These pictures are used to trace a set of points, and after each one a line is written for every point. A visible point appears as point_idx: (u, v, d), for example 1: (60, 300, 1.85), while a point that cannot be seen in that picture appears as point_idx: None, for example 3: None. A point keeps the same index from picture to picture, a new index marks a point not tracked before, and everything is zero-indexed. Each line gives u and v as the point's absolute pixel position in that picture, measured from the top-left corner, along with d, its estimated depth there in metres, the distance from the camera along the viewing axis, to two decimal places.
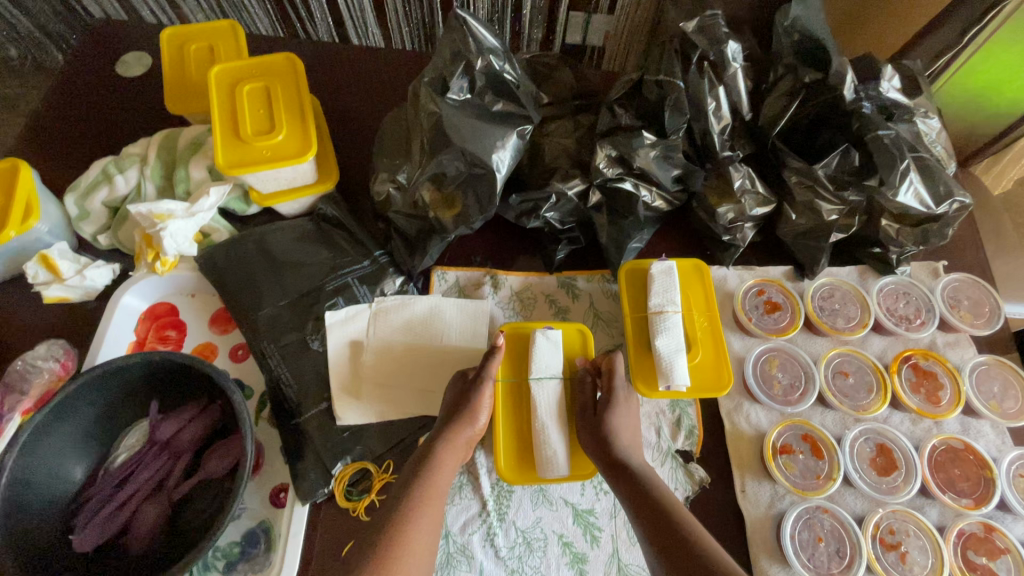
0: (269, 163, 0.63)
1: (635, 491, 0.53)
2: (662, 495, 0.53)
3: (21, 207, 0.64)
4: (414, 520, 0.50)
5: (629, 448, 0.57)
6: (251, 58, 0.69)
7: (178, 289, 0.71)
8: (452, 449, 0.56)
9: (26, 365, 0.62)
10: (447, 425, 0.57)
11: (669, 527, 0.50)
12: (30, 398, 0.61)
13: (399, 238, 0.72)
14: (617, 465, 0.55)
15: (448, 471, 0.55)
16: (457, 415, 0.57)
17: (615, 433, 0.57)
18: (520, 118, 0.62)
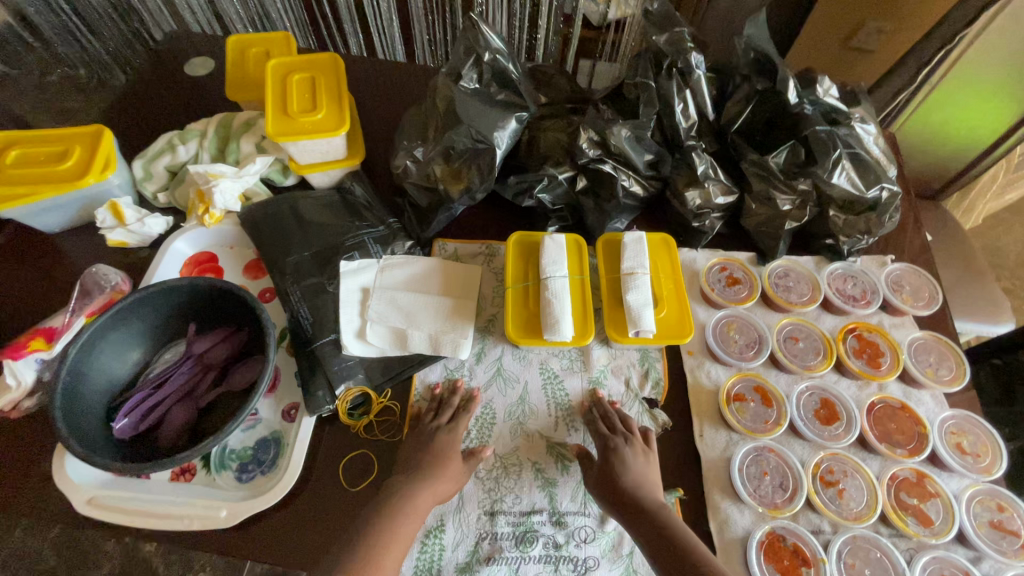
0: (308, 134, 0.76)
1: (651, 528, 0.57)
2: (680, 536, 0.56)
3: (101, 160, 0.77)
4: (391, 533, 0.56)
5: (642, 485, 0.61)
6: (301, 56, 0.84)
7: (220, 242, 0.82)
8: (438, 483, 0.61)
9: (96, 275, 0.72)
10: (422, 468, 0.62)
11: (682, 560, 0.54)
12: (95, 303, 0.70)
13: (412, 210, 0.83)
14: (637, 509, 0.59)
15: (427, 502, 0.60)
16: (433, 461, 0.63)
17: (632, 481, 0.61)
18: (519, 107, 0.75)
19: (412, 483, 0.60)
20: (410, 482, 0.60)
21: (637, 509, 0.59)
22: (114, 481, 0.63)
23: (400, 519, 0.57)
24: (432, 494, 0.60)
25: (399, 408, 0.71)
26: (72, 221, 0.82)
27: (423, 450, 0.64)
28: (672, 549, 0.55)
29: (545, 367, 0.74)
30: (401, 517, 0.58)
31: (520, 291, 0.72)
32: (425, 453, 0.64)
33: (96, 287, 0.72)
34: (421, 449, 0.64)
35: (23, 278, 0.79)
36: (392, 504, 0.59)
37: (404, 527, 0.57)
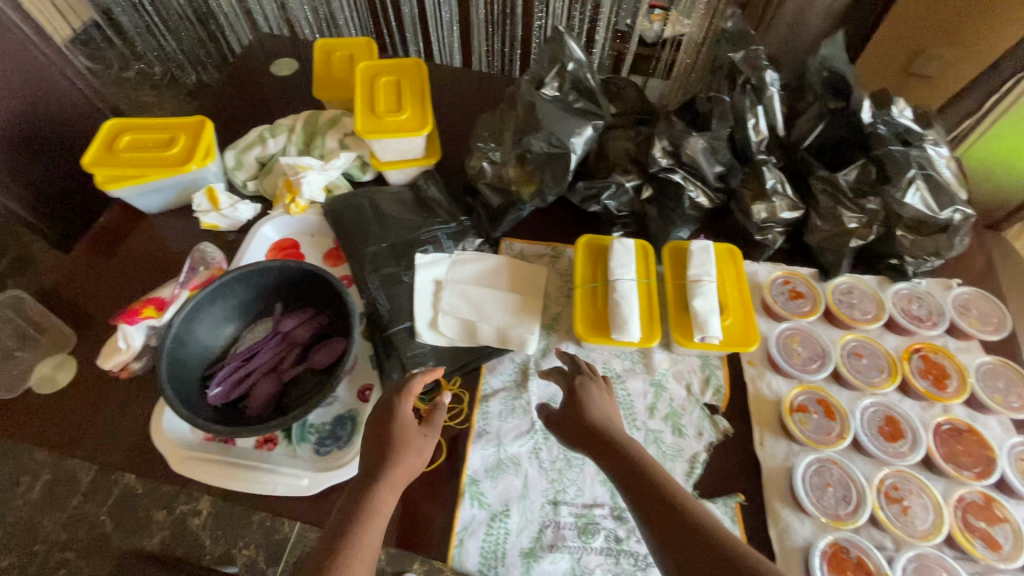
0: (394, 133, 0.81)
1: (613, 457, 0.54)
2: (644, 459, 0.53)
3: (204, 148, 0.83)
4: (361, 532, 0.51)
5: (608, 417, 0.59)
6: (387, 60, 0.89)
7: (302, 230, 0.87)
8: (400, 471, 0.55)
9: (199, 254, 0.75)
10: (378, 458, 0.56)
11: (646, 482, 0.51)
12: (198, 280, 0.73)
13: (483, 209, 0.87)
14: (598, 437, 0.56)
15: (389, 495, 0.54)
16: (388, 448, 0.56)
17: (595, 412, 0.59)
18: (596, 115, 0.78)
19: (370, 475, 0.55)
20: (376, 474, 0.54)
21: (599, 435, 0.56)
22: (202, 443, 0.68)
23: (365, 520, 0.51)
24: (392, 485, 0.54)
25: (467, 396, 0.73)
26: (169, 204, 0.89)
27: (379, 430, 0.58)
28: (636, 471, 0.52)
29: (608, 367, 0.76)
30: (362, 517, 0.52)
31: (588, 291, 0.74)
32: (379, 444, 0.57)
33: (201, 263, 0.75)
34: (378, 433, 0.58)
35: (124, 254, 0.86)
36: (353, 505, 0.53)
37: (370, 529, 0.52)
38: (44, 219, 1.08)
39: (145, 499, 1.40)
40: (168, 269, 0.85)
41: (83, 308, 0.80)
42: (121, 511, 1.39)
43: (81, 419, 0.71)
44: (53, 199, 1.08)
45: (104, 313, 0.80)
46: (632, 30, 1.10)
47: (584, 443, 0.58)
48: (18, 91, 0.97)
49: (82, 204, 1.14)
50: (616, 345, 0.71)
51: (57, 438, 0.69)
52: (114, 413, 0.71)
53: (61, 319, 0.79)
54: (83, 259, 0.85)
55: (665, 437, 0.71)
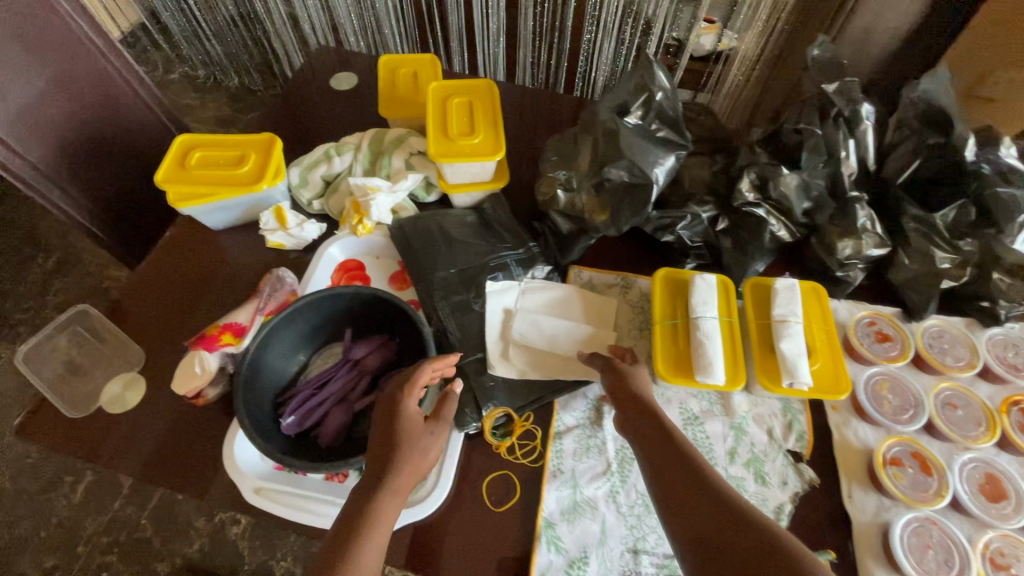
0: (468, 157, 0.79)
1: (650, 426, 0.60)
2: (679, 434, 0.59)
3: (275, 167, 0.83)
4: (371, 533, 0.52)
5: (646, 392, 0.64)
6: (458, 81, 0.87)
7: (367, 251, 0.86)
8: (412, 467, 0.57)
9: (275, 276, 0.74)
10: (390, 455, 0.57)
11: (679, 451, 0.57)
12: (273, 305, 0.73)
13: (552, 236, 0.85)
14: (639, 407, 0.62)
15: (398, 501, 0.55)
16: (398, 447, 0.57)
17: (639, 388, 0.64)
18: (678, 145, 0.75)
19: (381, 478, 0.55)
20: (387, 473, 0.55)
21: (641, 407, 0.62)
22: (274, 473, 0.67)
23: (372, 526, 0.52)
24: (398, 489, 0.55)
25: (540, 433, 0.71)
26: (235, 221, 0.89)
27: (388, 425, 0.59)
28: (671, 443, 0.58)
29: (684, 408, 0.73)
30: (371, 519, 0.52)
31: (668, 329, 0.72)
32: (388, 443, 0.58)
33: (277, 287, 0.74)
34: (388, 428, 0.59)
35: (190, 271, 0.85)
36: (360, 507, 0.53)
37: (377, 531, 0.52)
38: (105, 229, 1.08)
39: (185, 505, 1.40)
40: (235, 288, 0.84)
41: (151, 325, 0.80)
42: (163, 517, 1.39)
43: (152, 441, 0.70)
44: (114, 209, 1.08)
45: (172, 332, 0.79)
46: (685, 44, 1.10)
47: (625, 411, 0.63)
48: (87, 104, 0.98)
49: (141, 214, 1.15)
50: (699, 387, 0.68)
51: (130, 461, 0.69)
52: (186, 437, 0.70)
53: (130, 337, 0.79)
54: (150, 275, 0.85)
55: (748, 485, 0.68)
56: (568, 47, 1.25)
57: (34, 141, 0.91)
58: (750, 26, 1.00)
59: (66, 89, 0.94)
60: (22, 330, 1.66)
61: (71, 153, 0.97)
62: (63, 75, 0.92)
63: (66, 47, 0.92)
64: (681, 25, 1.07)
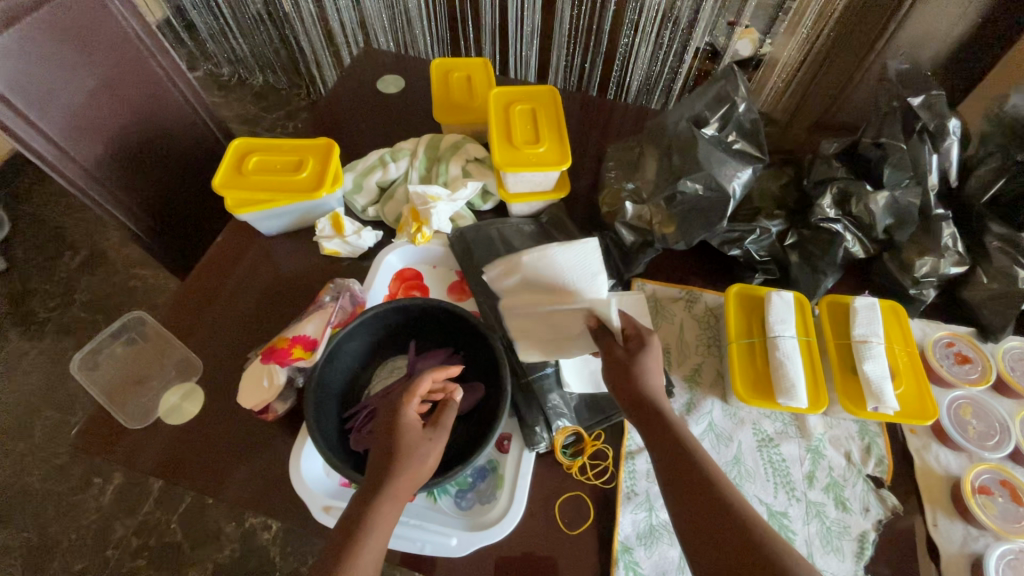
0: (534, 166, 0.77)
1: (659, 431, 0.55)
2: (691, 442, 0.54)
3: (333, 173, 0.81)
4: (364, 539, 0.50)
5: (656, 390, 0.58)
6: (521, 87, 0.86)
7: (424, 260, 0.85)
8: (409, 477, 0.53)
9: (340, 285, 0.73)
10: (386, 460, 0.54)
11: (690, 463, 0.52)
12: (338, 318, 0.71)
13: (615, 247, 0.83)
14: (646, 408, 0.57)
15: (395, 506, 0.52)
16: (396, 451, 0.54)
17: (649, 385, 0.58)
18: (755, 158, 0.73)
19: (376, 484, 0.53)
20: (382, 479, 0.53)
21: (650, 409, 0.56)
22: (340, 490, 0.66)
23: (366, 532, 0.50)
24: (396, 495, 0.52)
25: (611, 452, 0.69)
26: (288, 227, 0.87)
27: (386, 437, 0.56)
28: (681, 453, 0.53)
29: (758, 428, 0.71)
30: (363, 533, 0.50)
31: (744, 348, 0.70)
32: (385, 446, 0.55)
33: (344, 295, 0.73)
34: (386, 439, 0.56)
35: (244, 278, 0.83)
36: (356, 514, 0.51)
37: (369, 545, 0.50)
38: (148, 232, 1.07)
39: (216, 510, 1.39)
40: (289, 295, 0.82)
41: (207, 334, 0.78)
42: (192, 521, 1.37)
43: (211, 455, 0.68)
44: (157, 212, 1.07)
45: (229, 340, 0.78)
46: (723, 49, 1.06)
47: (634, 411, 0.58)
48: (134, 104, 0.96)
49: (182, 216, 1.13)
50: (779, 409, 0.66)
51: (192, 474, 0.67)
52: (248, 451, 0.68)
53: (187, 346, 0.77)
54: (204, 282, 0.83)
55: (829, 511, 0.66)
56: (604, 50, 1.22)
57: (84, 143, 0.89)
58: (791, 34, 0.99)
59: (115, 88, 0.92)
60: (50, 328, 1.65)
61: (118, 154, 0.95)
62: (111, 75, 0.90)
63: (116, 46, 0.90)
64: (718, 31, 1.04)
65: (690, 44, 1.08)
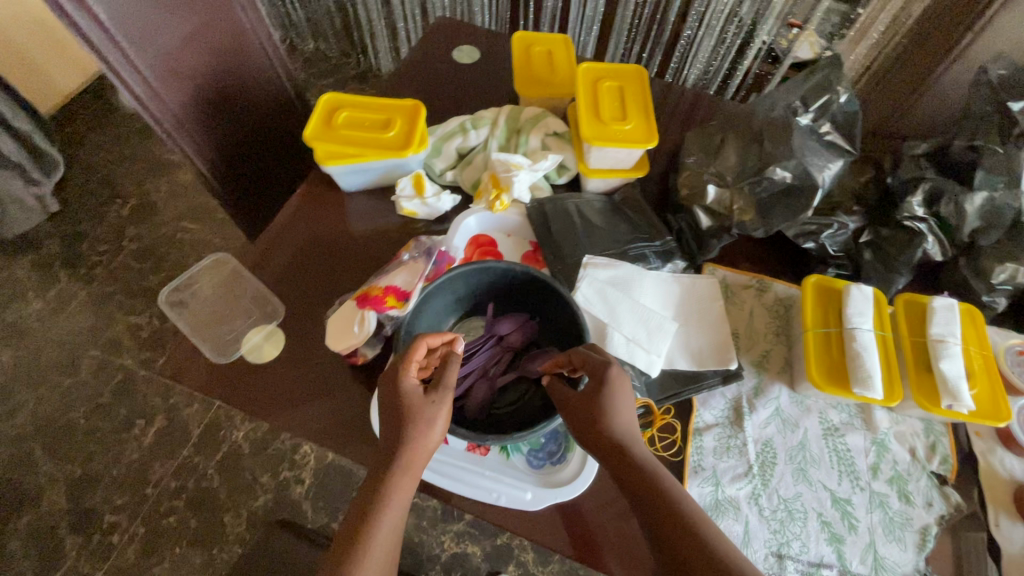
0: (622, 143, 0.78)
1: (629, 477, 0.52)
2: (665, 483, 0.51)
3: (421, 135, 0.82)
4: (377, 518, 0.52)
5: (620, 429, 0.55)
6: (609, 65, 0.87)
7: (499, 228, 0.86)
8: (413, 451, 0.55)
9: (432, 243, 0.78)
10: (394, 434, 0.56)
11: (663, 506, 0.50)
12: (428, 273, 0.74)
13: (690, 231, 0.84)
14: (616, 453, 0.54)
15: (406, 481, 0.54)
16: (405, 422, 0.56)
17: (614, 424, 0.55)
18: (845, 150, 0.74)
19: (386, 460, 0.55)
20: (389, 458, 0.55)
21: (619, 452, 0.54)
22: None
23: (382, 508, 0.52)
24: (407, 470, 0.54)
25: (680, 426, 0.71)
26: (368, 184, 0.89)
27: (393, 407, 0.57)
28: (654, 497, 0.50)
29: (825, 418, 0.72)
30: (376, 512, 0.52)
31: (819, 337, 0.71)
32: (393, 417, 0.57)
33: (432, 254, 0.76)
34: (392, 415, 0.57)
35: (323, 231, 0.85)
36: (367, 498, 0.53)
37: (384, 522, 0.52)
38: (220, 182, 1.09)
39: (251, 460, 1.42)
40: (367, 251, 0.84)
41: (288, 281, 0.80)
42: (228, 469, 1.41)
43: (293, 396, 0.71)
44: (230, 163, 1.09)
45: (307, 290, 0.80)
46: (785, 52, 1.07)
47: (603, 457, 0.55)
48: (219, 53, 0.97)
49: (251, 169, 1.15)
50: (851, 398, 0.67)
51: (275, 411, 0.70)
52: (328, 395, 0.71)
53: (268, 292, 0.79)
54: (284, 231, 0.85)
55: (893, 502, 0.67)
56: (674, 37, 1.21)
57: (174, 86, 0.91)
58: (861, 38, 0.96)
59: (205, 35, 0.93)
60: (98, 272, 1.69)
61: (200, 101, 0.97)
62: (203, 21, 0.92)
63: None
64: (780, 33, 1.06)
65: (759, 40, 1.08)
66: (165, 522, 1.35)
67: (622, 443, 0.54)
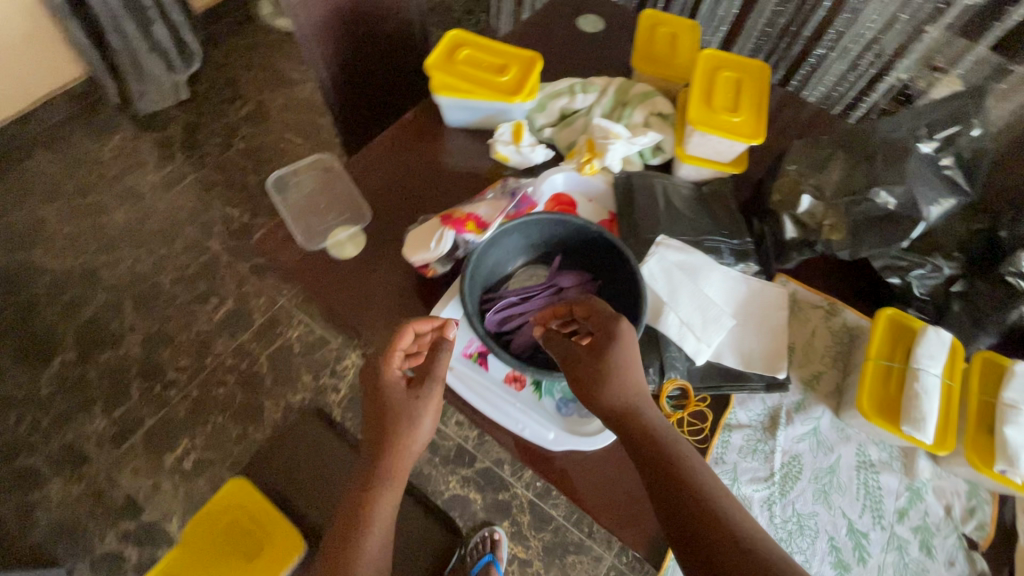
0: (728, 133, 0.78)
1: (637, 446, 0.57)
2: (672, 450, 0.56)
3: (532, 85, 0.86)
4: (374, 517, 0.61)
5: (626, 394, 0.59)
6: (733, 57, 0.86)
7: (583, 192, 0.88)
8: (402, 446, 0.63)
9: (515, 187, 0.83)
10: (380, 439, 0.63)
11: (671, 475, 0.55)
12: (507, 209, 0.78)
13: (772, 238, 0.83)
14: (624, 418, 0.59)
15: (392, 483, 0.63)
16: (389, 430, 0.63)
17: (621, 390, 0.59)
18: (960, 190, 0.72)
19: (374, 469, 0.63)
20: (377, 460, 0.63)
21: (627, 418, 0.58)
22: (462, 357, 0.72)
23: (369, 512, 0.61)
24: (390, 484, 0.63)
25: (711, 416, 0.71)
26: (467, 123, 0.93)
27: (378, 401, 0.64)
28: (663, 462, 0.56)
29: (862, 450, 0.70)
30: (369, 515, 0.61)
31: (880, 369, 0.69)
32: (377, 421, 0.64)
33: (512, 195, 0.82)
34: (378, 408, 0.64)
35: (421, 156, 0.91)
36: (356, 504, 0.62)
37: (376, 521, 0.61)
38: (336, 95, 1.17)
39: (299, 359, 1.54)
40: (456, 184, 0.89)
41: (380, 193, 0.86)
42: (278, 362, 1.53)
43: (363, 293, 0.78)
44: (348, 80, 1.16)
45: (396, 205, 0.85)
46: (920, 93, 1.03)
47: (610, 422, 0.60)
48: None
49: (365, 91, 1.23)
50: (897, 435, 0.66)
51: (345, 303, 0.77)
52: (395, 303, 0.77)
53: (361, 198, 0.86)
54: (386, 149, 0.91)
55: (911, 548, 0.66)
56: None
57: None
58: None
59: None
60: (209, 160, 1.85)
61: (340, 16, 1.04)
62: None
63: None
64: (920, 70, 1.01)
65: (899, 68, 1.03)
66: (215, 392, 1.49)
67: (630, 409, 0.59)
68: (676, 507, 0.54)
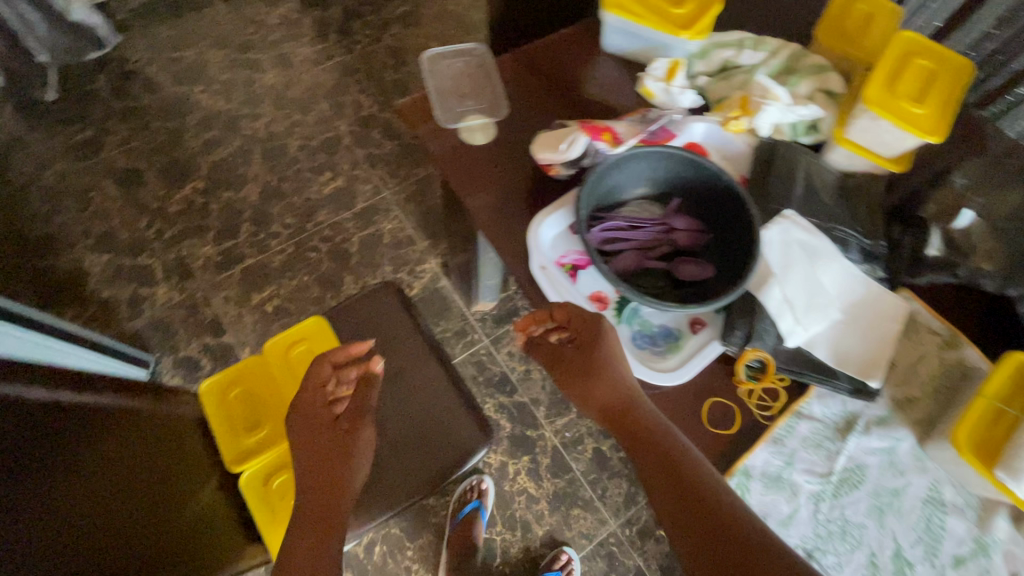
0: (903, 123, 0.71)
1: (642, 444, 0.64)
2: (680, 448, 0.62)
3: (704, 24, 0.82)
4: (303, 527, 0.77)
5: (615, 389, 0.66)
6: (936, 46, 0.78)
7: (718, 149, 0.84)
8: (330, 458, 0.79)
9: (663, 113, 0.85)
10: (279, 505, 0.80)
11: (680, 475, 0.61)
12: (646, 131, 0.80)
13: (909, 250, 0.76)
14: (619, 413, 0.66)
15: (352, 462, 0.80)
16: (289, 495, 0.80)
17: (609, 386, 0.66)
18: None
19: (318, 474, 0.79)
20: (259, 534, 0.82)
21: (624, 411, 0.66)
22: (555, 265, 0.73)
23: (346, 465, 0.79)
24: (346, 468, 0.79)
25: (783, 398, 0.69)
26: (625, 51, 0.91)
27: (303, 428, 0.82)
28: (671, 462, 0.62)
29: (936, 486, 0.65)
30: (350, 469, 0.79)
31: (991, 410, 0.62)
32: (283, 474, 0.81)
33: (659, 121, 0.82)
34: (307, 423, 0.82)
35: (566, 73, 0.91)
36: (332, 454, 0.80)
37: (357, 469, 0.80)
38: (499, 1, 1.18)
39: (385, 250, 1.63)
40: (592, 107, 0.88)
41: (518, 95, 0.88)
42: (366, 246, 1.63)
43: (477, 180, 0.80)
44: None
45: (532, 108, 0.87)
46: None
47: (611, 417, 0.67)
48: None
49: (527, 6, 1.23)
50: (987, 478, 0.61)
51: (459, 185, 0.80)
52: (505, 198, 0.79)
53: (502, 93, 0.88)
54: (536, 58, 0.92)
55: None
56: None
57: None
58: None
59: None
60: (357, 48, 1.94)
61: None
62: None
63: None
64: None
65: None
66: (307, 254, 1.61)
67: (625, 403, 0.66)
68: (683, 504, 0.60)
